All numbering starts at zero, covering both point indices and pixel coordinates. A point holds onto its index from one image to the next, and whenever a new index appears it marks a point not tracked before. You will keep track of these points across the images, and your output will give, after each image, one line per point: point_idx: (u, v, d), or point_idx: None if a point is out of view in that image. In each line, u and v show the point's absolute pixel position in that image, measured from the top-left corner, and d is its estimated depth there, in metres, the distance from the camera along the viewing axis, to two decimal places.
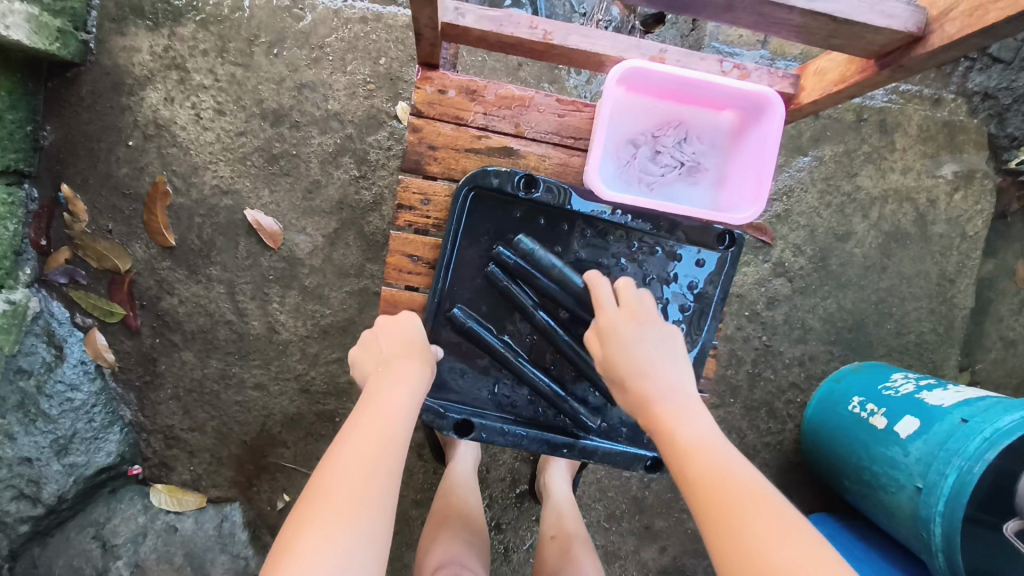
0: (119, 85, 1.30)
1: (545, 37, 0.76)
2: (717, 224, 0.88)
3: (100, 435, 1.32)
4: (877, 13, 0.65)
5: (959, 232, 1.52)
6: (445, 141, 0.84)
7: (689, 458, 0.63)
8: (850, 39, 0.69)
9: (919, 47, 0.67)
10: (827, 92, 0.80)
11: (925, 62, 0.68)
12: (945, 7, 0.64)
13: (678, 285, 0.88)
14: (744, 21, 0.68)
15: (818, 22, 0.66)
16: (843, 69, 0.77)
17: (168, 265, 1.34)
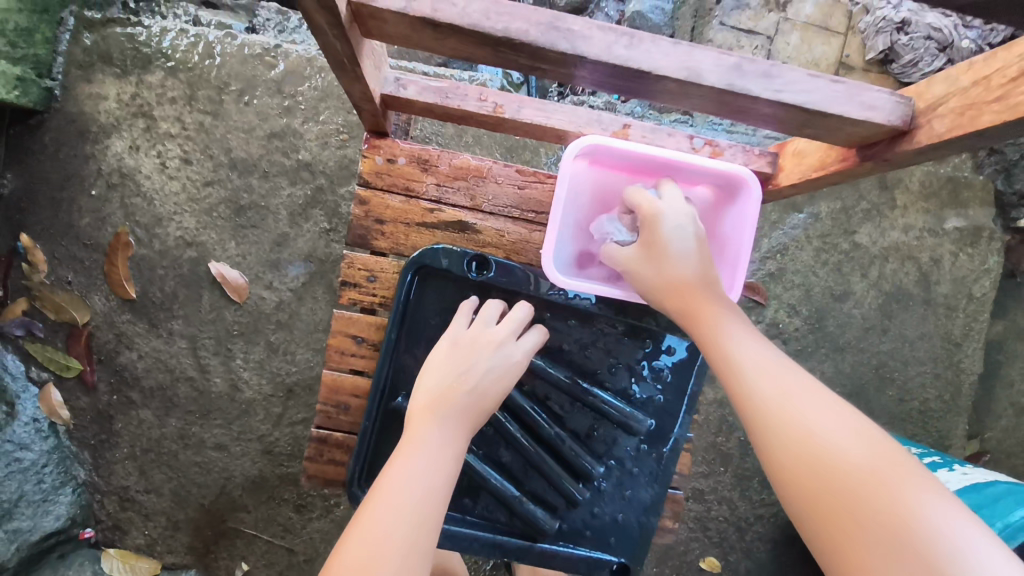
0: (84, 132, 1.26)
1: (495, 110, 0.73)
2: None
3: (49, 497, 1.24)
4: (856, 105, 0.58)
5: (965, 293, 1.44)
6: (393, 215, 0.78)
7: (756, 393, 0.58)
8: (827, 130, 0.61)
9: (904, 142, 0.59)
10: (806, 177, 0.73)
11: (913, 158, 0.60)
12: (932, 100, 0.57)
13: (647, 377, 0.83)
14: (705, 108, 0.59)
15: (787, 113, 0.57)
16: (822, 155, 0.71)
17: (127, 318, 1.28)
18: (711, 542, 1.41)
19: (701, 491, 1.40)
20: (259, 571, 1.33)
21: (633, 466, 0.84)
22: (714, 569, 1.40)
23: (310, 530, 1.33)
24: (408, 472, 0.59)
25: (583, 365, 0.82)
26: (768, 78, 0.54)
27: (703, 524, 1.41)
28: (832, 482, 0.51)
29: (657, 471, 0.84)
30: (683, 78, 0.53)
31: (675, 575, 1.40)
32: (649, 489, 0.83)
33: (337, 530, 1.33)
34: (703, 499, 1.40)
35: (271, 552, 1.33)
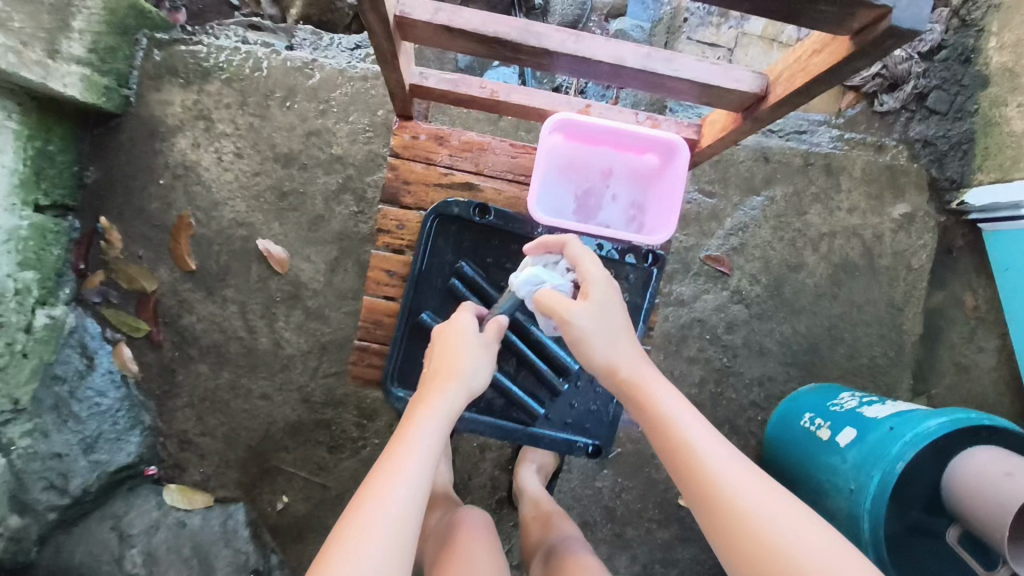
0: (155, 132, 1.51)
1: (492, 95, 0.95)
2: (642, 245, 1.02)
3: (122, 437, 1.48)
4: (731, 79, 0.75)
5: (905, 264, 1.66)
6: (417, 178, 1.02)
7: (671, 438, 0.81)
8: (716, 99, 0.79)
9: (763, 103, 0.76)
10: (717, 138, 0.90)
11: (777, 112, 0.76)
12: None
13: (611, 298, 1.03)
14: (633, 86, 0.80)
15: (688, 86, 0.77)
16: (725, 120, 0.87)
17: (189, 286, 1.52)
18: None
19: None
20: (297, 503, 1.56)
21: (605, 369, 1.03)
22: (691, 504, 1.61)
23: (340, 468, 1.56)
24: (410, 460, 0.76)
25: None
26: (669, 62, 0.75)
27: None
28: (729, 520, 0.72)
29: None
30: (610, 62, 0.74)
31: (656, 509, 1.61)
32: (613, 387, 1.07)
33: (364, 468, 1.56)
34: None
35: (308, 487, 1.56)
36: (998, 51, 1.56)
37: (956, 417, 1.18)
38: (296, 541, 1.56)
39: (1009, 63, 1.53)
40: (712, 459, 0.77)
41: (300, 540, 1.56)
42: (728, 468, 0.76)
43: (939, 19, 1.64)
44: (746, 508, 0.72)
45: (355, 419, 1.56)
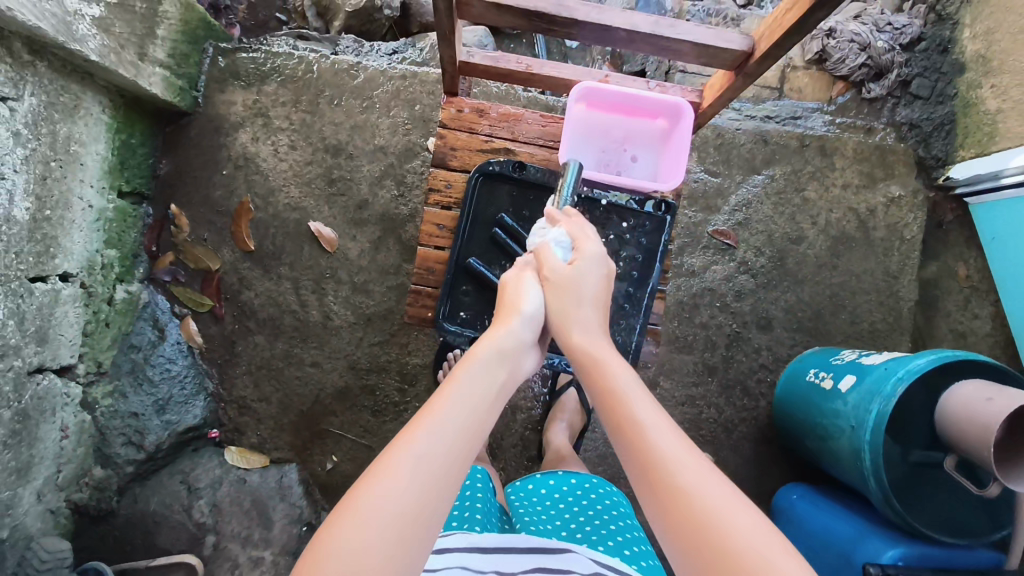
0: (219, 128, 1.71)
1: (527, 69, 1.12)
2: (655, 196, 1.16)
3: (189, 400, 1.63)
4: (722, 40, 0.92)
5: (898, 236, 1.81)
6: (462, 145, 1.19)
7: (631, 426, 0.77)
8: (713, 58, 0.95)
9: (751, 59, 0.92)
10: (716, 97, 1.05)
11: (762, 65, 0.92)
12: None
13: (630, 243, 1.16)
14: (646, 50, 0.96)
15: (689, 48, 0.94)
16: (721, 82, 1.03)
17: (248, 265, 1.70)
18: (705, 441, 1.74)
19: (693, 397, 1.75)
20: (345, 463, 1.69)
21: (625, 304, 1.16)
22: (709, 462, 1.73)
23: (384, 430, 1.69)
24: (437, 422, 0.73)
25: None
26: (673, 27, 0.92)
27: (697, 425, 1.75)
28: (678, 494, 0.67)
29: (642, 305, 1.16)
30: (627, 28, 0.91)
31: None
32: (636, 318, 1.15)
33: (406, 430, 1.70)
34: (696, 404, 1.74)
35: (355, 449, 1.69)
36: (971, 40, 1.73)
37: (942, 354, 1.30)
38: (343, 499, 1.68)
39: (981, 50, 1.70)
40: (665, 440, 0.74)
41: None
42: (681, 450, 0.72)
43: (916, 15, 1.86)
44: (693, 488, 0.67)
45: (397, 384, 1.70)
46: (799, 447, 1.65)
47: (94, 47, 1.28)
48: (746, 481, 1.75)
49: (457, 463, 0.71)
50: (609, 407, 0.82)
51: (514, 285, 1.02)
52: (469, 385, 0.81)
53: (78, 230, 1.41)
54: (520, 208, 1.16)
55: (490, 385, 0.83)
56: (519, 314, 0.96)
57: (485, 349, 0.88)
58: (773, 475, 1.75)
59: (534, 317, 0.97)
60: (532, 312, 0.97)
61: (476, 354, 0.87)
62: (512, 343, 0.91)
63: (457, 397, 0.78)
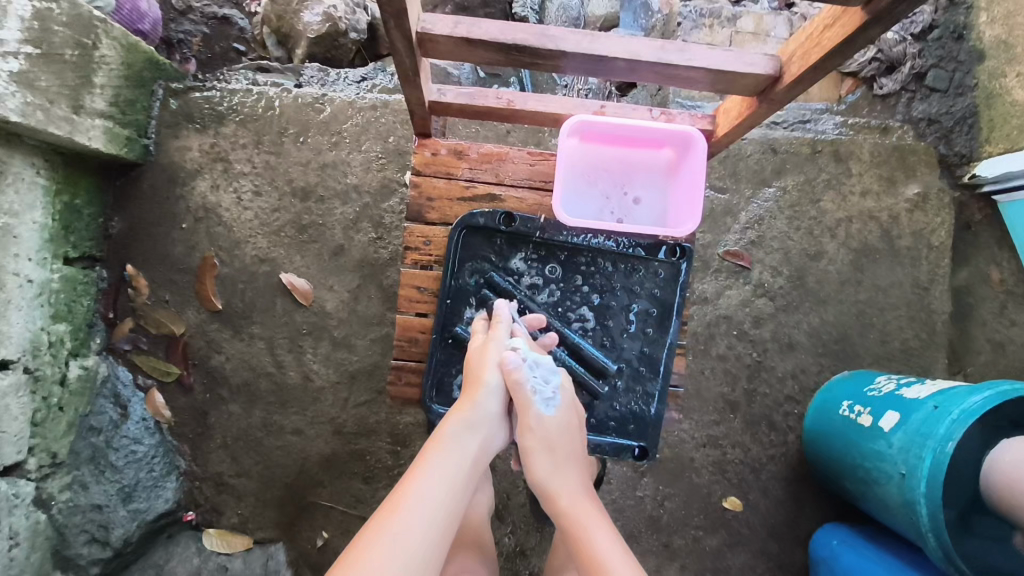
0: (174, 178, 1.55)
1: (508, 104, 1.00)
2: (669, 240, 1.05)
3: (159, 483, 1.48)
4: (743, 63, 0.77)
5: (925, 243, 1.65)
6: (440, 193, 1.08)
7: None
8: (731, 85, 0.80)
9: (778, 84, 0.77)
10: (732, 126, 0.91)
11: (790, 92, 0.77)
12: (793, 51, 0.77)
13: (643, 296, 1.06)
14: (649, 80, 0.81)
15: (702, 75, 0.79)
16: (738, 107, 0.88)
17: (216, 327, 1.54)
18: (730, 484, 1.60)
19: (714, 437, 1.60)
20: (337, 538, 1.53)
21: (642, 369, 1.06)
22: (736, 507, 1.58)
23: (378, 498, 1.54)
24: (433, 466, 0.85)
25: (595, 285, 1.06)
26: (682, 52, 0.77)
27: (721, 467, 1.60)
28: None
29: (659, 366, 1.06)
30: (626, 57, 0.76)
31: (701, 515, 1.58)
32: (654, 382, 1.05)
33: None
34: (718, 444, 1.59)
35: (346, 521, 1.54)
36: (989, 24, 1.59)
37: (1000, 389, 1.15)
38: None
39: (1003, 35, 1.56)
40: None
41: None
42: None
43: None
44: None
45: (389, 447, 1.54)
46: (837, 488, 1.50)
47: (13, 107, 1.13)
48: (779, 524, 1.60)
49: (431, 568, 0.76)
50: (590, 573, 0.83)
51: (478, 355, 0.98)
52: (439, 476, 0.84)
53: (16, 310, 1.25)
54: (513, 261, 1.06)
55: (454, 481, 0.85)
56: (484, 390, 0.94)
57: (453, 430, 0.90)
58: (807, 516, 1.60)
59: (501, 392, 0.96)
60: (495, 385, 0.95)
61: (447, 434, 0.90)
62: (478, 421, 0.92)
63: (430, 489, 0.82)
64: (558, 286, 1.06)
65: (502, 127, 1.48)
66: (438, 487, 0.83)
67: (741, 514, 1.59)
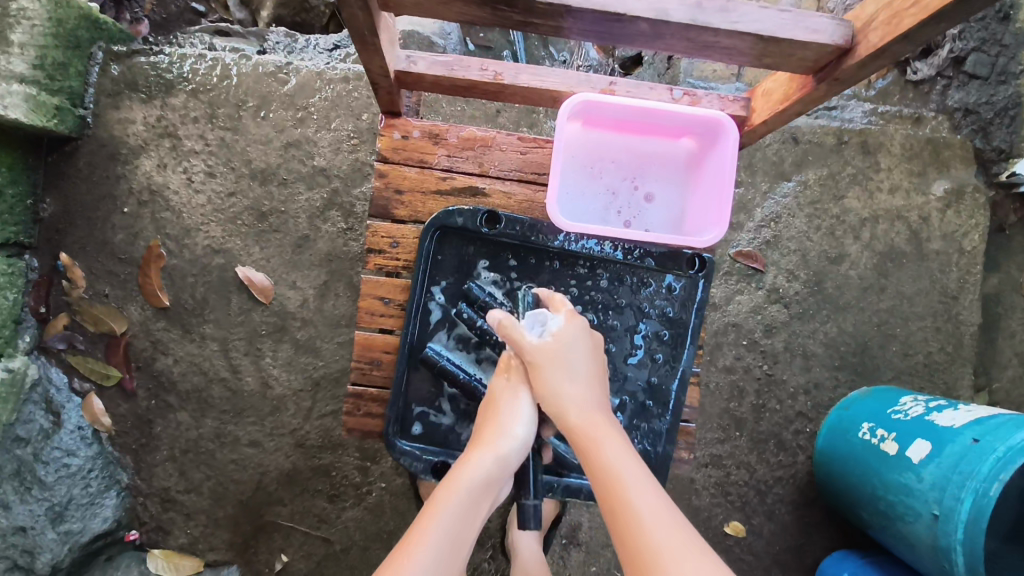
0: (115, 155, 1.36)
1: (495, 77, 0.83)
2: (686, 250, 0.94)
3: (96, 500, 1.31)
4: (801, 29, 0.64)
5: (956, 247, 1.50)
6: (410, 185, 0.94)
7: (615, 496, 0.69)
8: (781, 57, 0.67)
9: (848, 58, 0.65)
10: (773, 112, 0.80)
11: (858, 73, 0.67)
12: (866, 18, 0.63)
13: (652, 316, 0.94)
14: (677, 46, 0.66)
15: (746, 43, 0.64)
16: (785, 88, 0.77)
17: (162, 325, 1.36)
18: (734, 507, 1.45)
19: (717, 456, 1.45)
20: (297, 562, 1.38)
21: (649, 401, 0.94)
22: (739, 533, 1.44)
23: (344, 519, 1.37)
24: (450, 508, 0.72)
25: (597, 299, 0.93)
26: (725, 12, 0.61)
27: (724, 489, 1.45)
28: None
29: (668, 400, 0.94)
30: (653, 17, 0.60)
31: None
32: (662, 419, 0.93)
33: (371, 518, 1.38)
34: (722, 464, 1.45)
35: (308, 543, 1.38)
36: None
37: None
38: None
39: None
40: (647, 507, 0.68)
41: None
42: (660, 520, 0.66)
43: None
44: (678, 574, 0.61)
45: (357, 462, 1.38)
46: (849, 516, 1.34)
47: None
48: (786, 552, 1.46)
49: None
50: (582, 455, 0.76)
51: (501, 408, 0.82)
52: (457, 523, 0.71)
53: None
54: (479, 266, 0.92)
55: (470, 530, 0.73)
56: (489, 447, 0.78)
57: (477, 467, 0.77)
58: (817, 543, 1.46)
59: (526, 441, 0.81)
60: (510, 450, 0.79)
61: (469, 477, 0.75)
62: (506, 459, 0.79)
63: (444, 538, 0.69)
64: None
65: (491, 106, 1.30)
66: (449, 527, 0.70)
67: (744, 540, 1.45)
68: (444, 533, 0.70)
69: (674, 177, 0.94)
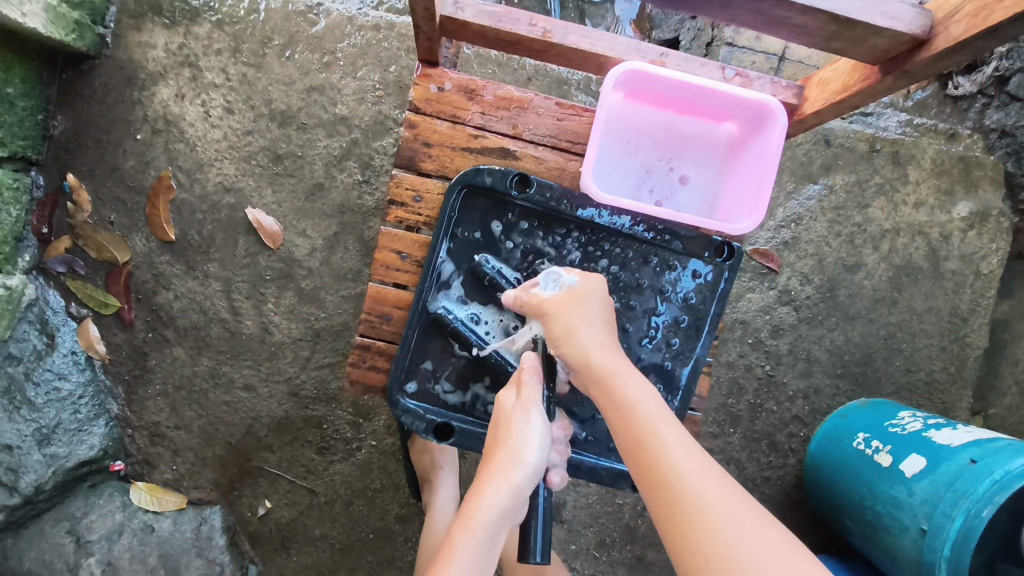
0: (132, 79, 1.32)
1: (543, 35, 0.82)
2: (717, 236, 0.93)
3: (85, 427, 1.29)
4: (879, 14, 0.68)
5: (973, 270, 1.48)
6: (439, 139, 0.91)
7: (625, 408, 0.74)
8: (852, 41, 0.72)
9: (924, 50, 0.70)
10: (828, 102, 0.85)
11: (928, 67, 0.72)
12: (949, 10, 0.67)
13: (673, 300, 0.93)
14: (743, 17, 0.71)
15: (819, 21, 0.69)
16: (845, 78, 0.82)
17: (166, 259, 1.34)
18: None
19: (708, 450, 1.45)
20: (280, 509, 1.37)
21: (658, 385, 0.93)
22: None
23: (331, 472, 1.37)
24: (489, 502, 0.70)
25: (622, 271, 0.92)
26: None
27: None
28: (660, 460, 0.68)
29: (677, 385, 0.93)
30: None
31: None
32: (670, 403, 0.92)
33: (358, 474, 1.37)
34: (712, 459, 1.45)
35: (293, 492, 1.37)
36: None
37: None
38: (277, 551, 1.37)
39: None
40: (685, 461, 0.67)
41: (283, 551, 1.37)
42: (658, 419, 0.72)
43: None
44: (724, 531, 0.61)
45: (350, 417, 1.37)
46: (832, 523, 1.35)
47: None
48: None
49: None
50: (602, 399, 0.76)
51: (516, 420, 0.75)
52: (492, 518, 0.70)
53: None
54: (494, 228, 0.90)
55: (499, 544, 0.71)
56: (520, 467, 0.72)
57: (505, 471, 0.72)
58: None
59: (538, 469, 0.73)
60: (536, 465, 0.73)
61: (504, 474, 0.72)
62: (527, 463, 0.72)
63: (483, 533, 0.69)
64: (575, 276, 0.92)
65: (523, 72, 1.26)
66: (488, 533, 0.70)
67: None
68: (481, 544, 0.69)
69: (710, 161, 0.93)
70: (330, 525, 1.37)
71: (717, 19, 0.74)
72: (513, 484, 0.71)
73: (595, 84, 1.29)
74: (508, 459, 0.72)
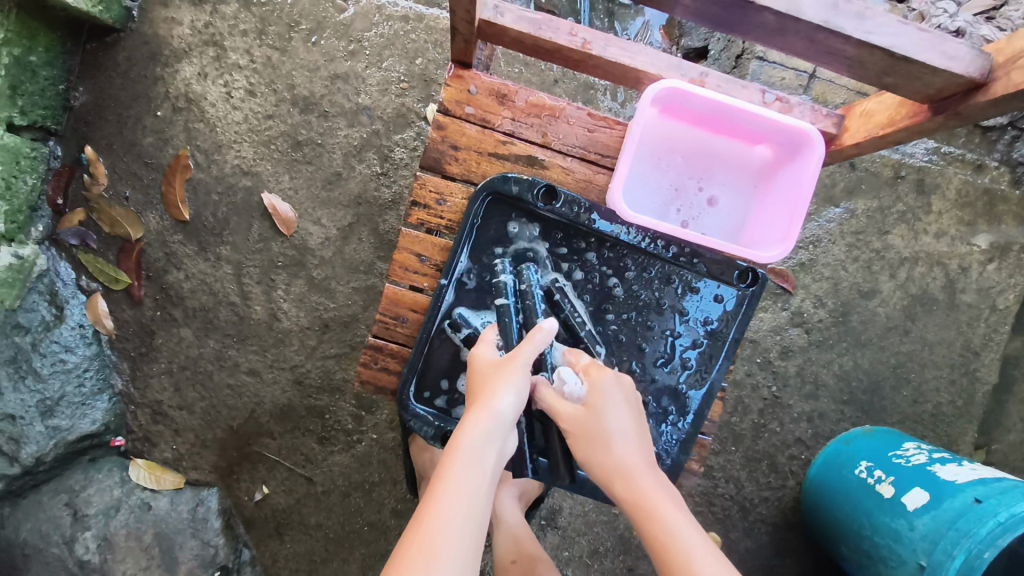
0: (156, 55, 1.31)
1: (583, 46, 0.81)
2: (742, 262, 0.91)
3: (88, 401, 1.29)
4: (938, 53, 0.67)
5: (988, 304, 1.47)
6: (467, 142, 0.90)
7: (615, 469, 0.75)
8: (905, 78, 0.71)
9: (980, 93, 0.69)
10: (872, 135, 0.84)
11: (980, 110, 0.70)
12: (1011, 54, 0.66)
13: (692, 323, 0.92)
14: (795, 45, 0.70)
15: (872, 56, 0.68)
16: (892, 112, 0.81)
17: (179, 239, 1.33)
18: (714, 519, 1.45)
19: (708, 467, 1.44)
20: (277, 496, 1.37)
21: (671, 407, 0.92)
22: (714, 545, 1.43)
23: (330, 463, 1.37)
24: (468, 445, 0.69)
25: (642, 286, 0.91)
26: (860, 19, 0.65)
27: (708, 500, 1.45)
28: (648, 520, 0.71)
29: (689, 408, 0.93)
30: (783, 10, 0.64)
31: None
32: (681, 426, 0.92)
33: (356, 466, 1.37)
34: (712, 475, 1.44)
35: (291, 480, 1.37)
36: None
37: None
38: (271, 537, 1.37)
39: None
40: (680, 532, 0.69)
41: (277, 538, 1.37)
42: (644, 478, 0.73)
43: None
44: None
45: (352, 409, 1.37)
46: (827, 548, 1.34)
47: None
48: (756, 571, 1.46)
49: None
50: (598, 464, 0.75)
51: (490, 370, 0.76)
52: (472, 462, 0.68)
53: None
54: (512, 230, 0.89)
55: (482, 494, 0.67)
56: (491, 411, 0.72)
57: (482, 420, 0.71)
58: (788, 567, 1.46)
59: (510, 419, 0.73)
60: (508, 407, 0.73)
61: (482, 417, 0.72)
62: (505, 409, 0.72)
63: (466, 481, 0.67)
64: (594, 291, 0.91)
65: (550, 74, 1.25)
66: (472, 472, 0.68)
67: None
68: (468, 484, 0.67)
69: (741, 184, 0.93)
70: (326, 515, 1.37)
71: (767, 45, 0.73)
72: (489, 420, 0.71)
73: (622, 92, 1.28)
74: (478, 402, 0.73)
